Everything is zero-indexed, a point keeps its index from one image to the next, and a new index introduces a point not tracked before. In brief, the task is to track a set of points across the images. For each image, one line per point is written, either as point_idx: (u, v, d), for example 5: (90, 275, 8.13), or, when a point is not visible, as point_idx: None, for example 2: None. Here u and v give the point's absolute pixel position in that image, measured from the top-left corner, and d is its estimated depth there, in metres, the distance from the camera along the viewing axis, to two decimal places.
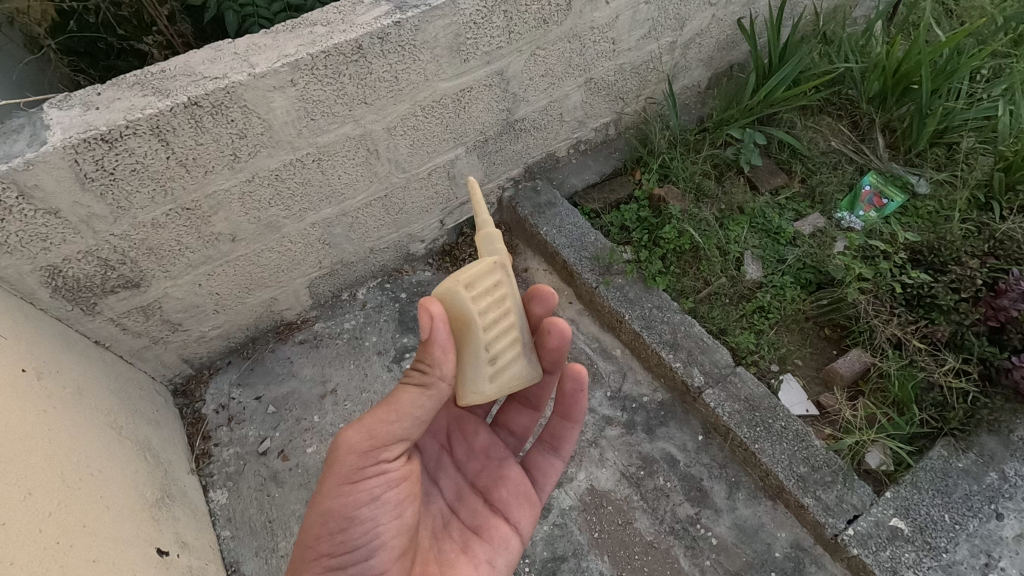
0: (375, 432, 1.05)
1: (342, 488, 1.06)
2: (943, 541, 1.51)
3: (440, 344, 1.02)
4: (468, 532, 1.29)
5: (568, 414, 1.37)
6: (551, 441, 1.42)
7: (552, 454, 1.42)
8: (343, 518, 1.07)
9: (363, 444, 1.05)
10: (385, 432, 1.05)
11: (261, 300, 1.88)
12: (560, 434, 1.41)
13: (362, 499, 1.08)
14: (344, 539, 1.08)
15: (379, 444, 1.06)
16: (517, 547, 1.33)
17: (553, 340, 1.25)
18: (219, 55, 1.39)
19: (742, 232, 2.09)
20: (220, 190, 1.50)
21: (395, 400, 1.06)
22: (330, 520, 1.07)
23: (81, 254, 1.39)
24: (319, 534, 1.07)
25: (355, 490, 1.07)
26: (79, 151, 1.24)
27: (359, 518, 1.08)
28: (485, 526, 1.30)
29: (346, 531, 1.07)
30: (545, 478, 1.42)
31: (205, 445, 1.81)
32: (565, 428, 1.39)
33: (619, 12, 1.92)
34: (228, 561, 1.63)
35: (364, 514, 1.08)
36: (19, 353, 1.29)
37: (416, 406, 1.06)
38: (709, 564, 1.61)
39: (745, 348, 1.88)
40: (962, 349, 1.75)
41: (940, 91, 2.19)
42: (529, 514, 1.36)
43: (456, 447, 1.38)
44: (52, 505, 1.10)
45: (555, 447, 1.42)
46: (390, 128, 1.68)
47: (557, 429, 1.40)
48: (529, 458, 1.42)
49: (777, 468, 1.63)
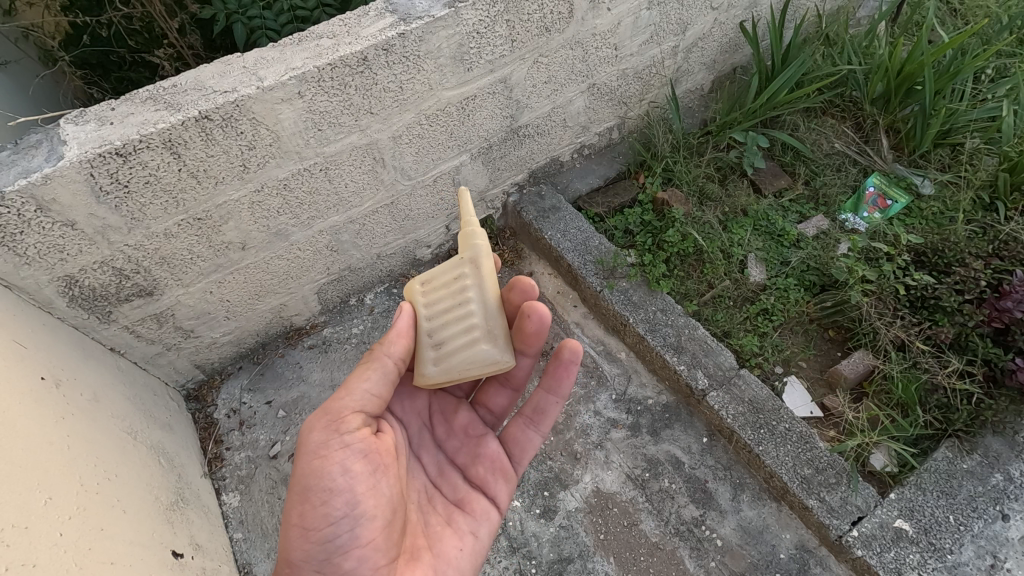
0: (331, 409, 1.12)
1: (312, 464, 1.10)
2: (948, 542, 1.51)
3: (396, 330, 1.18)
4: (451, 505, 1.33)
5: (552, 388, 1.37)
6: (531, 417, 1.42)
7: (530, 427, 1.42)
8: (321, 489, 1.08)
9: (323, 420, 1.11)
10: (340, 405, 1.12)
11: (271, 307, 1.91)
12: (540, 408, 1.41)
13: (335, 471, 1.09)
14: (325, 511, 1.08)
15: (337, 417, 1.12)
16: (497, 517, 1.37)
17: (531, 324, 1.27)
18: (228, 69, 1.43)
19: (745, 234, 2.10)
20: (229, 200, 1.53)
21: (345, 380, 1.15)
22: (310, 494, 1.08)
23: (96, 264, 1.43)
24: (302, 510, 1.09)
25: (325, 464, 1.09)
26: (94, 165, 1.27)
27: (335, 488, 1.08)
28: (466, 499, 1.35)
29: (327, 503, 1.08)
30: (522, 453, 1.43)
31: (217, 449, 1.84)
32: (549, 402, 1.39)
33: (621, 19, 1.93)
34: (241, 563, 1.66)
35: (340, 484, 1.09)
36: (38, 361, 1.33)
37: (364, 381, 1.14)
38: (714, 565, 1.63)
39: (749, 350, 1.89)
40: (966, 350, 1.75)
41: (944, 91, 2.17)
42: (506, 486, 1.40)
43: (436, 426, 1.41)
44: (71, 509, 1.13)
45: (535, 423, 1.42)
46: (396, 136, 1.71)
47: (538, 403, 1.40)
48: (507, 434, 1.43)
49: (781, 470, 1.64)
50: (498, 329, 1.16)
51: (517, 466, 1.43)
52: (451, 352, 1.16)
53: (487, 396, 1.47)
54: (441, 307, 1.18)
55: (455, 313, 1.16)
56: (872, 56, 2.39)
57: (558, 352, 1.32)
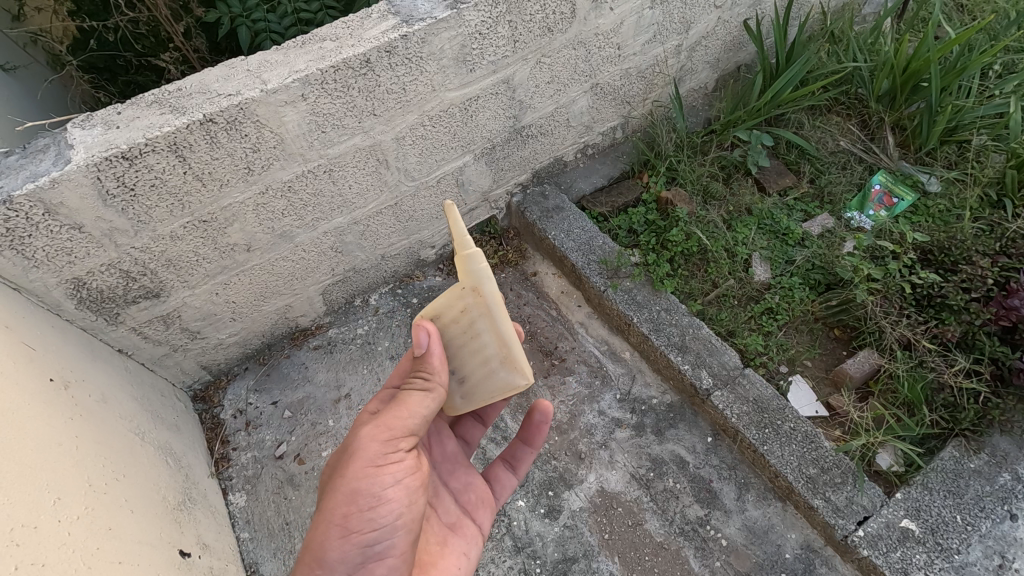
0: (390, 424, 1.09)
1: (367, 469, 1.07)
2: (955, 542, 1.50)
3: (426, 360, 1.11)
4: (447, 527, 1.32)
5: (528, 440, 1.44)
6: (506, 460, 1.48)
7: (507, 471, 1.48)
8: (373, 496, 1.06)
9: (382, 432, 1.08)
10: (399, 423, 1.09)
11: (276, 308, 1.93)
12: (516, 454, 1.47)
13: (387, 481, 1.08)
14: (372, 517, 1.07)
15: (396, 432, 1.09)
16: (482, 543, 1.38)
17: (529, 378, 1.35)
18: (233, 72, 1.44)
19: (750, 234, 2.10)
20: (234, 203, 1.54)
21: (401, 399, 1.11)
22: (358, 497, 1.06)
23: (103, 266, 1.45)
24: (349, 511, 1.06)
25: (380, 473, 1.07)
26: (101, 168, 1.29)
27: (385, 498, 1.07)
28: (459, 522, 1.35)
29: (376, 509, 1.06)
30: (501, 488, 1.47)
31: (223, 449, 1.86)
32: (524, 450, 1.46)
33: (624, 18, 1.93)
34: (247, 563, 1.67)
35: (391, 495, 1.08)
36: (47, 363, 1.34)
37: (426, 405, 1.11)
38: (719, 565, 1.62)
39: (754, 350, 1.89)
40: (973, 349, 1.74)
41: (950, 88, 2.16)
42: (489, 514, 1.42)
43: (433, 447, 1.39)
44: (80, 509, 1.15)
45: (513, 466, 1.48)
46: (399, 137, 1.72)
47: (515, 449, 1.47)
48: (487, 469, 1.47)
49: (786, 470, 1.63)
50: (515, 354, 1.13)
51: (499, 495, 1.46)
52: (474, 376, 1.16)
53: (463, 429, 1.51)
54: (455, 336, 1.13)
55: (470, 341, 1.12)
56: (878, 53, 2.38)
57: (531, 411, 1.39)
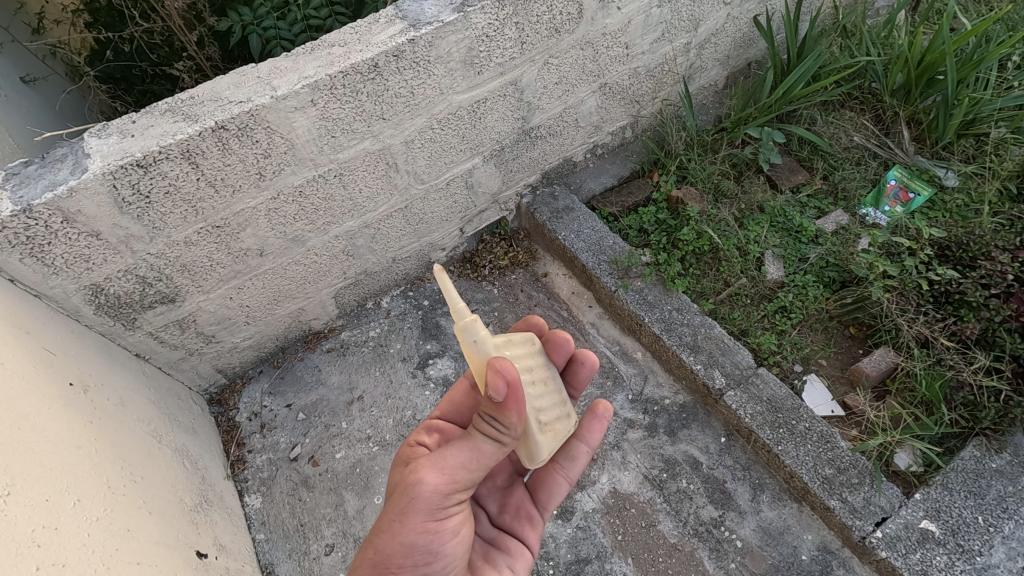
0: (460, 476, 1.00)
1: (427, 525, 1.02)
2: (977, 543, 1.45)
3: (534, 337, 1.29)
4: (486, 544, 1.29)
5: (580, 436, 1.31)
6: (562, 462, 1.35)
7: (570, 467, 1.35)
8: (427, 552, 1.04)
9: (451, 485, 1.00)
10: (466, 474, 1.01)
11: (289, 311, 1.95)
12: (571, 454, 1.34)
13: (443, 534, 1.05)
14: (425, 568, 1.06)
15: (461, 484, 1.02)
16: (529, 561, 1.31)
17: (583, 371, 1.34)
18: (243, 80, 1.46)
19: (762, 231, 2.09)
20: (247, 208, 1.56)
21: (476, 450, 1.00)
22: (414, 551, 1.03)
23: (120, 272, 1.48)
24: (403, 563, 1.03)
25: (439, 528, 1.04)
26: (117, 176, 1.31)
27: (439, 550, 1.06)
28: (500, 538, 1.31)
29: (428, 562, 1.05)
30: (550, 498, 1.37)
31: (239, 452, 1.88)
32: (578, 450, 1.33)
33: (632, 17, 1.92)
34: (264, 564, 1.68)
35: (446, 547, 1.07)
36: (67, 368, 1.37)
37: (488, 454, 1.01)
38: (734, 566, 1.60)
39: (767, 349, 1.87)
40: (993, 346, 1.69)
41: (967, 80, 2.11)
42: (535, 531, 1.35)
43: None
44: (100, 511, 1.17)
45: (565, 470, 1.35)
46: (408, 141, 1.73)
47: (569, 451, 1.34)
48: (536, 478, 1.38)
49: (801, 470, 1.61)
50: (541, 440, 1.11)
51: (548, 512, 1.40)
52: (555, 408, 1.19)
53: None
54: (532, 369, 1.12)
55: (533, 384, 1.11)
56: (892, 47, 2.35)
57: (593, 407, 1.28)
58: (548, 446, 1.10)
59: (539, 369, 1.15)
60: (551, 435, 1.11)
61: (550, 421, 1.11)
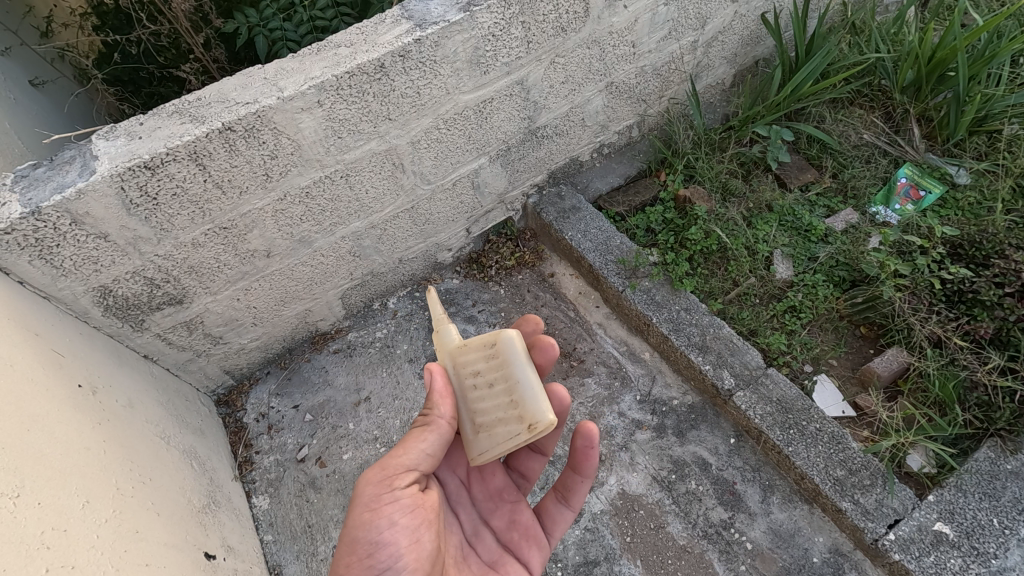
0: (388, 463, 1.07)
1: (364, 516, 1.05)
2: (992, 546, 1.43)
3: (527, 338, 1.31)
4: (486, 566, 1.27)
5: (579, 469, 1.33)
6: (563, 492, 1.39)
7: (569, 498, 1.39)
8: (370, 544, 1.04)
9: (380, 472, 1.07)
10: (395, 462, 1.07)
11: (296, 312, 1.95)
12: (571, 485, 1.37)
13: (383, 526, 1.05)
14: (372, 564, 1.04)
15: (393, 471, 1.07)
16: None
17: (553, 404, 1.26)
18: (251, 81, 1.46)
19: (771, 230, 2.07)
20: (254, 209, 1.56)
21: (404, 439, 1.10)
22: (357, 545, 1.05)
23: (129, 273, 1.48)
24: (350, 561, 1.05)
25: (375, 518, 1.05)
26: (125, 178, 1.31)
27: (383, 543, 1.05)
28: (500, 560, 1.30)
29: (373, 556, 1.04)
30: (552, 524, 1.40)
31: (246, 453, 1.88)
32: (578, 482, 1.36)
33: (639, 16, 1.91)
34: (271, 565, 1.68)
35: (388, 538, 1.05)
36: (76, 369, 1.38)
37: (413, 444, 1.08)
38: (744, 569, 1.59)
39: (777, 349, 1.85)
40: (1008, 346, 1.66)
41: (978, 76, 2.09)
42: (536, 554, 1.35)
43: (473, 485, 1.36)
44: (108, 513, 1.17)
45: (566, 500, 1.39)
46: (414, 142, 1.72)
47: (569, 482, 1.37)
48: (541, 506, 1.42)
49: (812, 472, 1.59)
50: (479, 442, 1.10)
51: (551, 537, 1.39)
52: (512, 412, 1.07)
53: (520, 461, 1.43)
54: (481, 368, 1.11)
55: (478, 384, 1.11)
56: (901, 43, 2.32)
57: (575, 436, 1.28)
58: (480, 447, 1.10)
59: (492, 370, 1.10)
60: (484, 437, 1.09)
61: (486, 423, 1.09)
